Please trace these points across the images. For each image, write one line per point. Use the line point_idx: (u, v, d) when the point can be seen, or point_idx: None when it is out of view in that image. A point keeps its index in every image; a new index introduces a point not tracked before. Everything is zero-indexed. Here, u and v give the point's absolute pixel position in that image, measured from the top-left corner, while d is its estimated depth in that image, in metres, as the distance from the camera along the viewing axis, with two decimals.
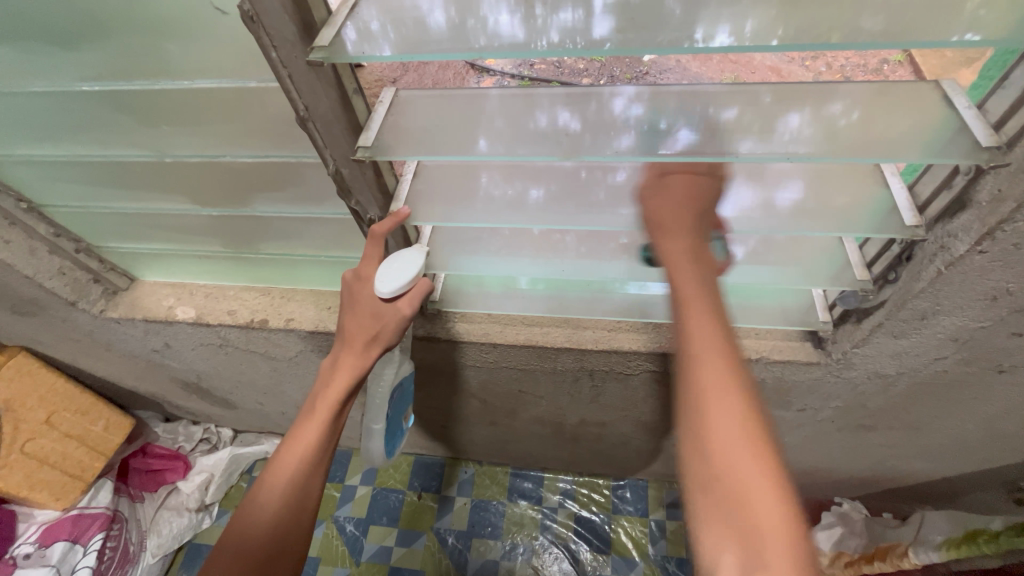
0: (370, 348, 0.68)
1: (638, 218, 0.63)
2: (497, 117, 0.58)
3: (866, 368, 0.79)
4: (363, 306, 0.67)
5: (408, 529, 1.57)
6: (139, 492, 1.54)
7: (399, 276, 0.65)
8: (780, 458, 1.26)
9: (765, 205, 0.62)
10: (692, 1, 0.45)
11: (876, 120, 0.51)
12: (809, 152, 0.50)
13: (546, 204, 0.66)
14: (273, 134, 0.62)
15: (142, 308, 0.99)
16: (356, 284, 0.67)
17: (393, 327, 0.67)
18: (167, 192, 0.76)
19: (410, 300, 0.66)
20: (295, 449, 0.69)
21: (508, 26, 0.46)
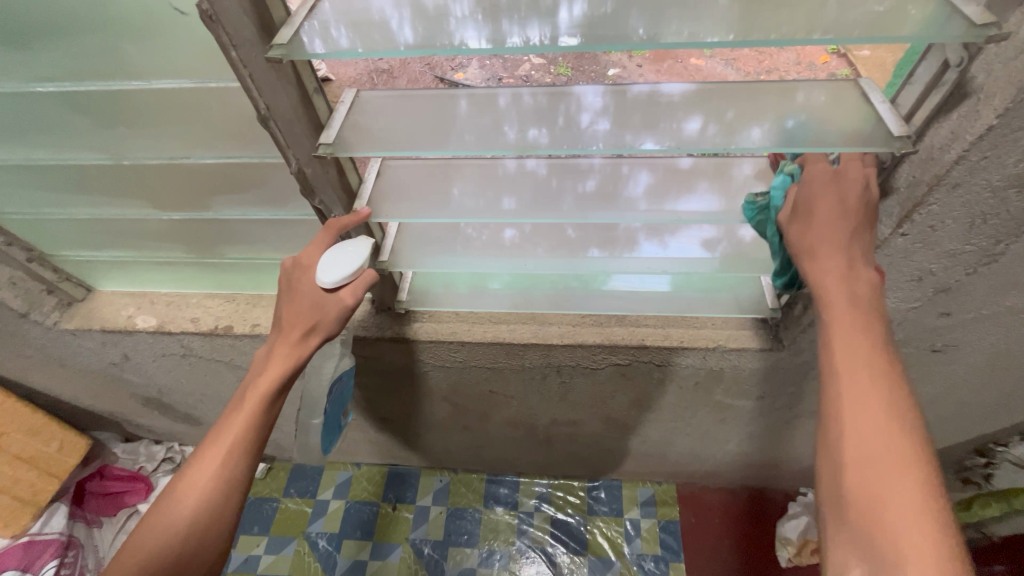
0: (306, 338, 0.66)
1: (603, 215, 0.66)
2: (467, 131, 0.59)
3: (814, 352, 0.84)
4: (300, 294, 0.66)
5: (382, 541, 1.54)
6: (96, 517, 1.48)
7: (342, 266, 0.65)
8: (746, 450, 1.30)
9: (726, 207, 0.67)
10: (639, 10, 0.49)
11: (829, 116, 0.55)
12: (769, 145, 0.54)
13: (512, 201, 0.68)
14: (234, 135, 0.63)
15: (100, 318, 0.96)
16: (296, 271, 0.67)
17: (332, 317, 0.66)
18: (126, 196, 0.76)
19: (354, 289, 0.66)
20: (216, 447, 0.67)
21: (476, 43, 0.48)
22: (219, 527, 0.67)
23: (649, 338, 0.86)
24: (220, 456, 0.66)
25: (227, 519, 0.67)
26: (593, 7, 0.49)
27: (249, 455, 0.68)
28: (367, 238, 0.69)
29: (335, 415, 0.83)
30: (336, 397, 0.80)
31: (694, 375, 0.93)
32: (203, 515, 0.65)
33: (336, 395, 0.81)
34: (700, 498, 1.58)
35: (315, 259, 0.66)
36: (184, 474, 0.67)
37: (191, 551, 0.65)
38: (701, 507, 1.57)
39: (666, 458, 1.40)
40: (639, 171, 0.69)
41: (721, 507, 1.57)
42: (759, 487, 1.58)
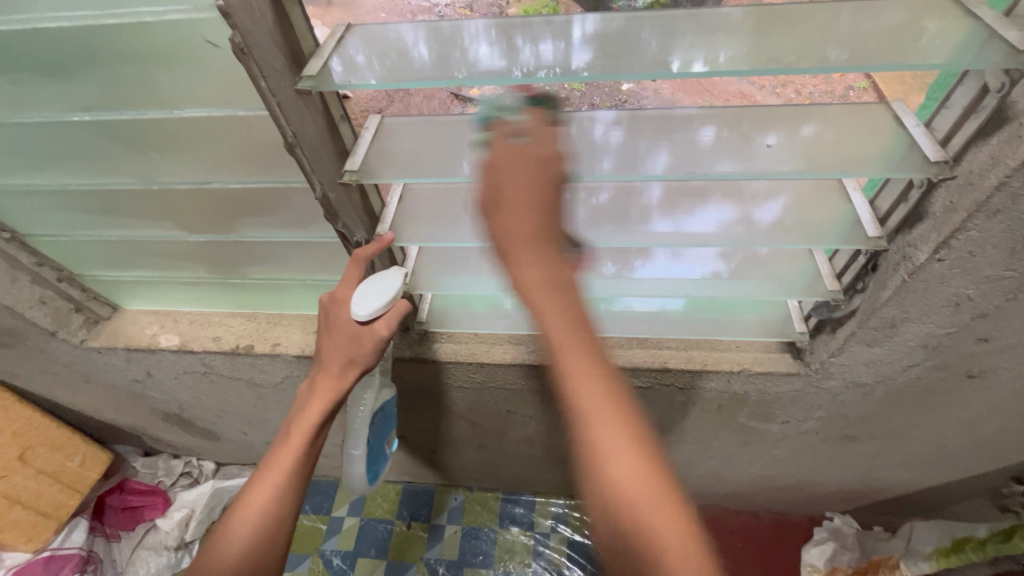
0: (348, 371, 0.68)
1: (625, 237, 0.65)
2: (479, 141, 0.60)
3: (844, 376, 0.81)
4: (339, 328, 0.67)
5: (396, 560, 1.53)
6: (115, 530, 1.49)
7: (376, 298, 0.67)
8: (770, 473, 1.26)
9: (743, 219, 0.65)
10: (664, 33, 0.48)
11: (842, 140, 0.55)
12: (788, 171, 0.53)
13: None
14: (260, 162, 0.64)
15: (125, 337, 0.98)
16: (334, 307, 0.68)
17: (370, 348, 0.67)
18: (153, 219, 0.77)
19: (387, 322, 0.67)
20: (266, 480, 0.67)
21: (488, 57, 0.49)
22: (267, 565, 0.66)
23: (672, 360, 0.84)
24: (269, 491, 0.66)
25: (277, 552, 0.67)
26: (615, 32, 0.49)
27: (299, 484, 0.69)
28: (399, 270, 0.71)
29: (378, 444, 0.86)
30: (377, 426, 0.84)
31: (718, 397, 0.91)
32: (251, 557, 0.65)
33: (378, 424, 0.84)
34: (722, 521, 1.54)
35: (350, 294, 0.67)
36: (232, 509, 0.66)
37: None
38: (723, 531, 1.52)
39: (687, 480, 1.36)
40: (652, 184, 0.68)
41: (743, 531, 1.52)
42: (783, 510, 1.53)
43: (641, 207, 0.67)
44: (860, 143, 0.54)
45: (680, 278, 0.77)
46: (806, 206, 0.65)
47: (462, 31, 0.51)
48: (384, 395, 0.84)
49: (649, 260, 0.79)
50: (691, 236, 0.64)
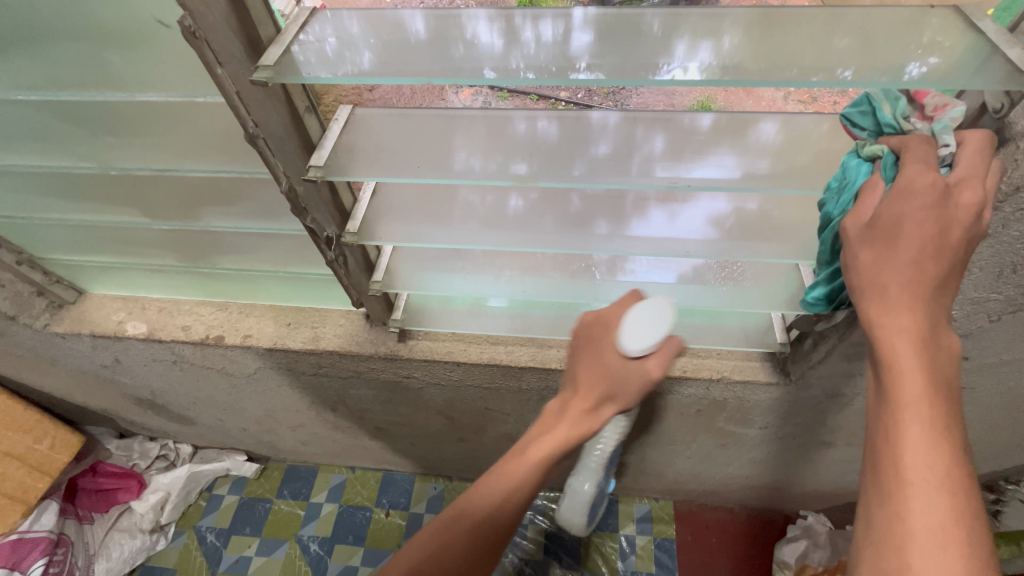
0: (605, 407, 0.66)
1: (611, 236, 0.63)
2: (477, 126, 0.58)
3: (823, 387, 0.80)
4: (604, 359, 0.65)
5: (374, 547, 1.53)
6: (87, 513, 1.48)
7: (652, 330, 0.63)
8: (747, 473, 1.26)
9: (735, 210, 0.65)
10: (670, 20, 0.45)
11: (825, 150, 0.54)
12: (778, 178, 0.53)
13: (521, 222, 0.65)
14: (222, 150, 0.60)
15: (90, 323, 0.94)
16: (600, 329, 0.66)
17: (638, 386, 0.65)
18: (115, 204, 0.73)
19: (658, 358, 0.63)
20: (467, 513, 0.62)
21: (487, 38, 0.46)
22: None
23: None
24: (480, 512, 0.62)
25: None
26: (616, 22, 0.46)
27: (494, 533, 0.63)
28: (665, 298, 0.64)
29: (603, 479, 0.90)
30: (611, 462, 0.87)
31: (698, 403, 0.90)
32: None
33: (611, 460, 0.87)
34: (698, 517, 1.55)
35: (620, 319, 0.65)
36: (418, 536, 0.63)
37: None
38: (698, 526, 1.54)
39: (665, 477, 1.37)
40: None
41: (719, 527, 1.54)
42: (758, 508, 1.54)
43: (630, 204, 0.65)
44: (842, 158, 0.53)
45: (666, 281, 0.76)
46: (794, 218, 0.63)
47: (460, 19, 0.47)
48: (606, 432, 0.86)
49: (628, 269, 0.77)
50: (682, 246, 0.62)
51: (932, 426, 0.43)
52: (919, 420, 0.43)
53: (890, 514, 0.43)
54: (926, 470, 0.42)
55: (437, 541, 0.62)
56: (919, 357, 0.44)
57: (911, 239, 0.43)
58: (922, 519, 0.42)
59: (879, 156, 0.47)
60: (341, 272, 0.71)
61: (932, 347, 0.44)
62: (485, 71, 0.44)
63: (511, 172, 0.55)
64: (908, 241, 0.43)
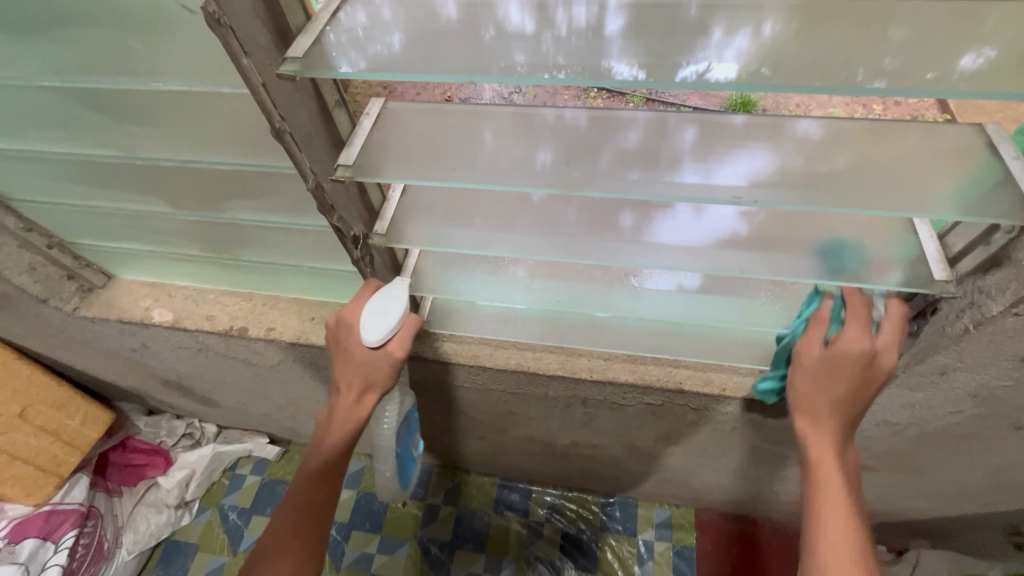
0: (365, 398, 0.70)
1: (652, 242, 0.58)
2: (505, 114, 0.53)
3: (874, 415, 0.74)
4: (351, 355, 0.68)
5: (390, 536, 1.54)
6: (117, 486, 1.51)
7: (384, 321, 0.66)
8: (776, 489, 1.21)
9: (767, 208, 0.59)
10: (705, 1, 0.40)
11: (863, 155, 0.47)
12: (808, 190, 0.46)
13: (552, 226, 0.60)
14: (248, 143, 0.58)
15: (118, 308, 0.94)
16: (342, 328, 0.69)
17: (386, 374, 0.69)
18: (141, 193, 0.71)
19: (399, 342, 0.67)
20: (286, 511, 0.72)
21: (518, 21, 0.41)
22: None
23: (688, 382, 0.78)
24: (311, 486, 0.73)
25: None
26: (658, 9, 0.40)
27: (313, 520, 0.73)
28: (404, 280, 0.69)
29: (407, 452, 0.90)
30: (402, 437, 0.87)
31: (733, 420, 0.85)
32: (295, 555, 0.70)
33: (403, 435, 0.87)
34: (719, 526, 1.51)
35: (358, 315, 0.67)
36: (259, 541, 0.72)
37: None
38: (719, 536, 1.50)
39: (688, 486, 1.32)
40: None
41: (741, 538, 1.49)
42: (783, 522, 1.48)
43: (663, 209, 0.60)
44: (885, 166, 0.46)
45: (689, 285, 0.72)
46: (864, 233, 0.55)
47: (491, 6, 0.42)
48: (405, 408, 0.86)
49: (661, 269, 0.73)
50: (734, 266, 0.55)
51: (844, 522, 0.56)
52: (835, 508, 0.56)
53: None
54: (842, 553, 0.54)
55: (294, 516, 0.72)
56: (833, 468, 0.58)
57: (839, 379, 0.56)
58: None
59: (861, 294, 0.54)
60: (366, 271, 0.68)
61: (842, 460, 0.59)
62: (516, 64, 0.40)
63: (537, 162, 0.50)
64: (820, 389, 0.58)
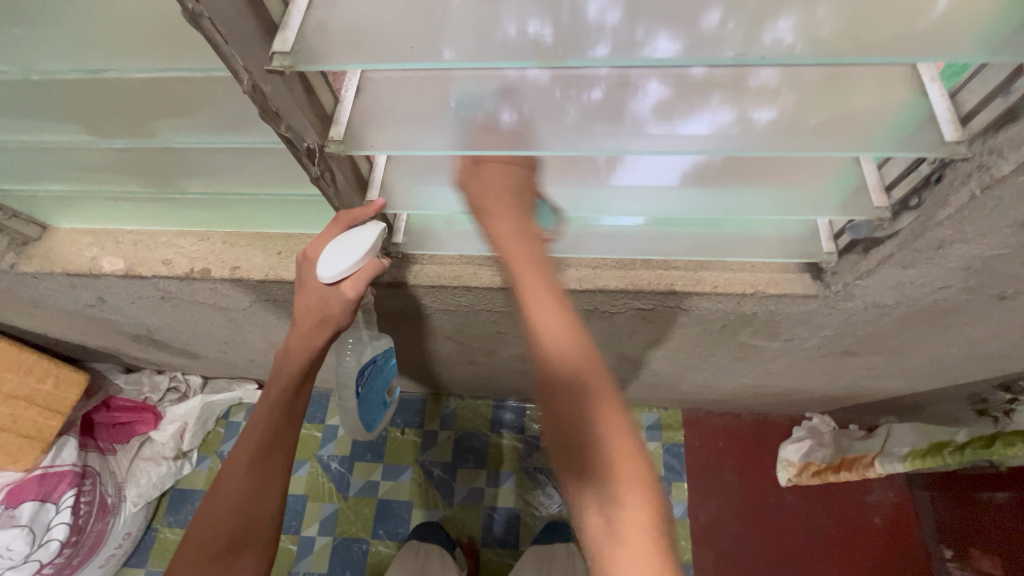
0: (320, 331, 0.71)
1: (652, 141, 0.50)
2: (466, 20, 0.44)
3: (865, 298, 0.74)
4: (311, 288, 0.68)
5: (392, 464, 1.58)
6: (109, 444, 1.49)
7: (342, 259, 0.65)
8: (761, 383, 1.25)
9: (740, 122, 0.50)
10: None
11: (869, 22, 0.40)
12: (822, 52, 0.40)
13: (528, 129, 0.52)
14: (161, 40, 0.48)
15: (62, 261, 0.86)
16: (306, 264, 0.69)
17: (339, 310, 0.69)
18: (50, 121, 0.61)
19: (354, 283, 0.66)
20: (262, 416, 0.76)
21: None
22: (273, 508, 0.76)
23: (679, 282, 0.76)
24: (270, 417, 0.75)
25: (275, 490, 0.76)
26: None
27: (287, 425, 0.77)
28: (377, 226, 0.66)
29: (373, 392, 0.88)
30: (366, 379, 0.84)
31: (723, 318, 0.85)
32: (249, 485, 0.74)
33: (367, 377, 0.84)
34: (706, 423, 1.57)
35: (320, 252, 0.67)
36: (235, 447, 0.76)
37: (249, 521, 0.74)
38: (707, 432, 1.56)
39: (677, 389, 1.37)
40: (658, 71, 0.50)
41: (727, 433, 1.55)
42: (765, 413, 1.55)
43: (633, 108, 0.50)
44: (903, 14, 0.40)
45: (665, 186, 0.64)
46: (870, 103, 0.49)
47: None
48: (369, 353, 0.83)
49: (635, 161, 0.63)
50: (734, 141, 0.49)
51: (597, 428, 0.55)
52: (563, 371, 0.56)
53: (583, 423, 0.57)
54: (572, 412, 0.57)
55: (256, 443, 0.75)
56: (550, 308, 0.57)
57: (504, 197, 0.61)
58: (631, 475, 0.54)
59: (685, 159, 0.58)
60: (329, 191, 0.62)
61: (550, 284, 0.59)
62: None
63: (515, 54, 0.42)
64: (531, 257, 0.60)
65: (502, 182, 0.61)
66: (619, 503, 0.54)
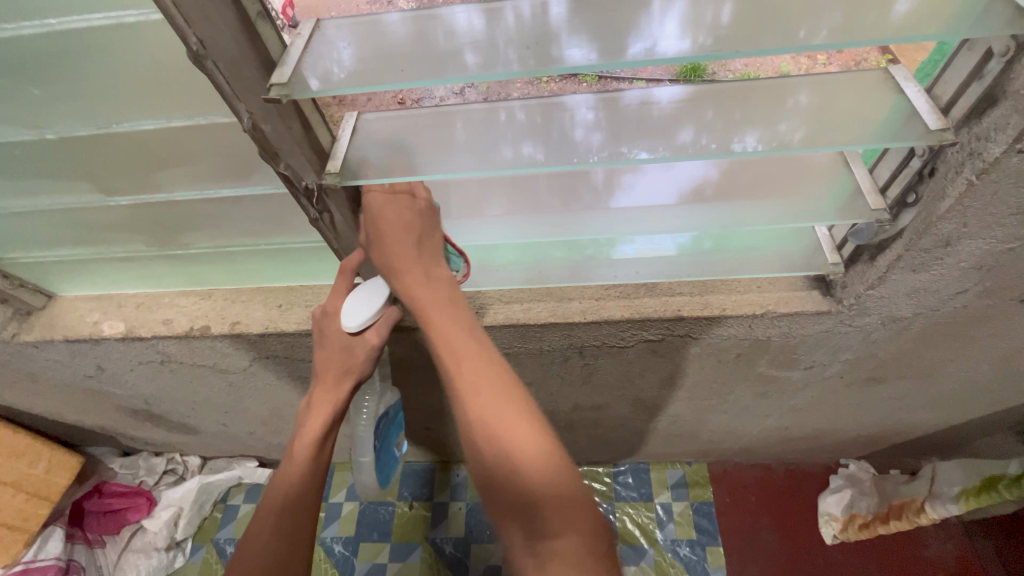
0: (342, 383, 0.69)
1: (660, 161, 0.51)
2: (466, 43, 0.46)
3: (880, 312, 0.71)
4: (330, 339, 0.67)
5: (401, 542, 1.46)
6: (98, 536, 1.41)
7: (364, 307, 0.65)
8: (787, 424, 1.18)
9: (721, 131, 0.51)
10: None
11: (850, 18, 0.42)
12: (794, 44, 0.42)
13: (529, 165, 0.53)
14: (166, 92, 0.51)
15: (63, 327, 0.86)
16: (325, 319, 0.67)
17: (363, 358, 0.67)
18: (63, 181, 0.64)
19: (377, 330, 0.67)
20: (281, 485, 0.69)
21: None
22: None
23: (686, 308, 0.74)
24: (295, 477, 0.69)
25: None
26: None
27: (309, 495, 0.69)
28: None
29: (386, 447, 0.83)
30: (383, 433, 0.80)
31: (736, 346, 0.82)
32: (270, 558, 0.65)
33: (383, 430, 0.80)
34: (736, 477, 1.45)
35: (338, 305, 0.67)
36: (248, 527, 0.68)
37: None
38: (737, 487, 1.44)
39: (699, 437, 1.29)
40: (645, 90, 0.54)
41: (760, 486, 1.44)
42: (796, 461, 1.45)
43: (630, 132, 0.52)
44: (869, 7, 0.42)
45: (667, 204, 0.64)
46: (851, 104, 0.51)
47: None
48: (382, 405, 0.80)
49: (626, 185, 0.65)
50: (727, 149, 0.51)
51: (506, 436, 0.52)
52: (472, 387, 0.55)
53: (475, 423, 0.54)
54: (524, 447, 0.52)
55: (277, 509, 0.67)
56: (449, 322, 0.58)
57: (391, 216, 0.60)
58: (558, 504, 0.50)
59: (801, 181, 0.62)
60: (327, 233, 0.63)
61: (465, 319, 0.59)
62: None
63: (504, 68, 0.44)
64: (434, 296, 0.59)
65: (403, 213, 0.60)
66: (509, 526, 0.52)
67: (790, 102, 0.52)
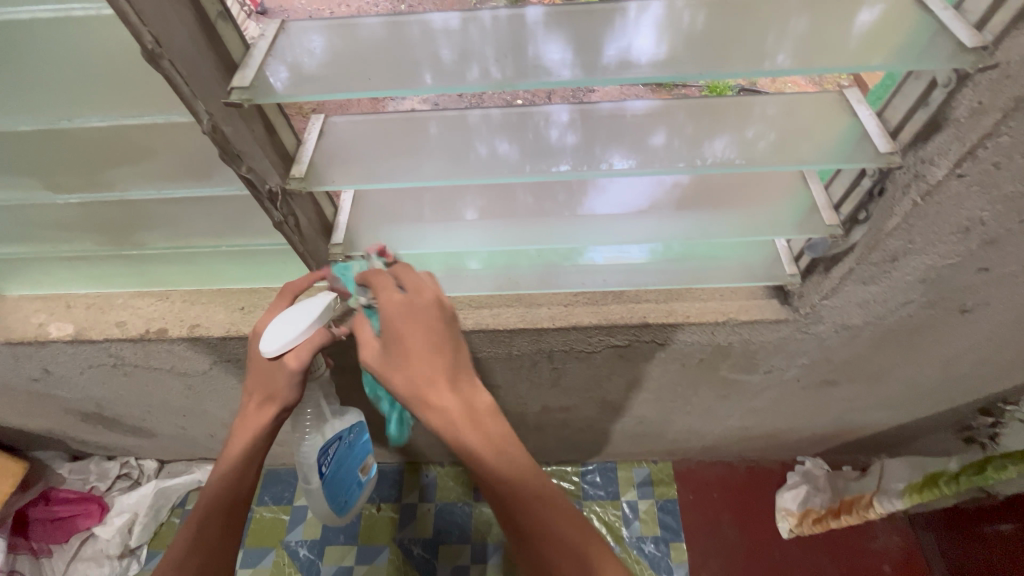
0: (268, 406, 0.66)
1: (631, 171, 0.52)
2: (441, 48, 0.45)
3: (833, 320, 0.75)
4: (255, 362, 0.64)
5: (367, 545, 1.44)
6: (45, 545, 1.34)
7: (285, 330, 0.61)
8: (747, 424, 1.23)
9: (687, 145, 0.53)
10: None
11: (811, 45, 0.44)
12: (754, 65, 0.43)
13: (501, 172, 0.53)
14: (114, 89, 0.49)
15: (4, 328, 0.81)
16: (253, 339, 0.65)
17: (285, 383, 0.64)
18: (6, 179, 0.60)
19: (297, 354, 0.62)
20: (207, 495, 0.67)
21: None
22: None
23: (653, 314, 0.76)
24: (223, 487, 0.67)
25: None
26: None
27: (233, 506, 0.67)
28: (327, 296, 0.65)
29: (339, 472, 0.82)
30: (331, 457, 0.78)
31: (699, 351, 0.84)
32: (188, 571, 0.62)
33: (333, 454, 0.78)
34: (699, 475, 1.49)
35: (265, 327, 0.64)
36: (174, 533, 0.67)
37: None
38: (701, 484, 1.48)
39: (665, 437, 1.32)
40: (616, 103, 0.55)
41: (722, 483, 1.48)
42: (757, 458, 1.50)
43: (601, 143, 0.53)
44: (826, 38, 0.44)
45: (638, 210, 0.66)
46: (814, 120, 0.53)
47: None
48: (332, 428, 0.77)
49: (600, 191, 0.67)
50: (695, 162, 0.52)
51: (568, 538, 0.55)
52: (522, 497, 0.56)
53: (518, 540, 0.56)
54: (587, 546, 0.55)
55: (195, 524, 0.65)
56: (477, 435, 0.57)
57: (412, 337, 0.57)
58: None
59: (760, 193, 0.65)
60: (293, 238, 0.62)
61: (475, 425, 0.57)
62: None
63: (479, 78, 0.44)
64: (456, 405, 0.57)
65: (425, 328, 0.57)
66: None
67: (757, 111, 0.54)
